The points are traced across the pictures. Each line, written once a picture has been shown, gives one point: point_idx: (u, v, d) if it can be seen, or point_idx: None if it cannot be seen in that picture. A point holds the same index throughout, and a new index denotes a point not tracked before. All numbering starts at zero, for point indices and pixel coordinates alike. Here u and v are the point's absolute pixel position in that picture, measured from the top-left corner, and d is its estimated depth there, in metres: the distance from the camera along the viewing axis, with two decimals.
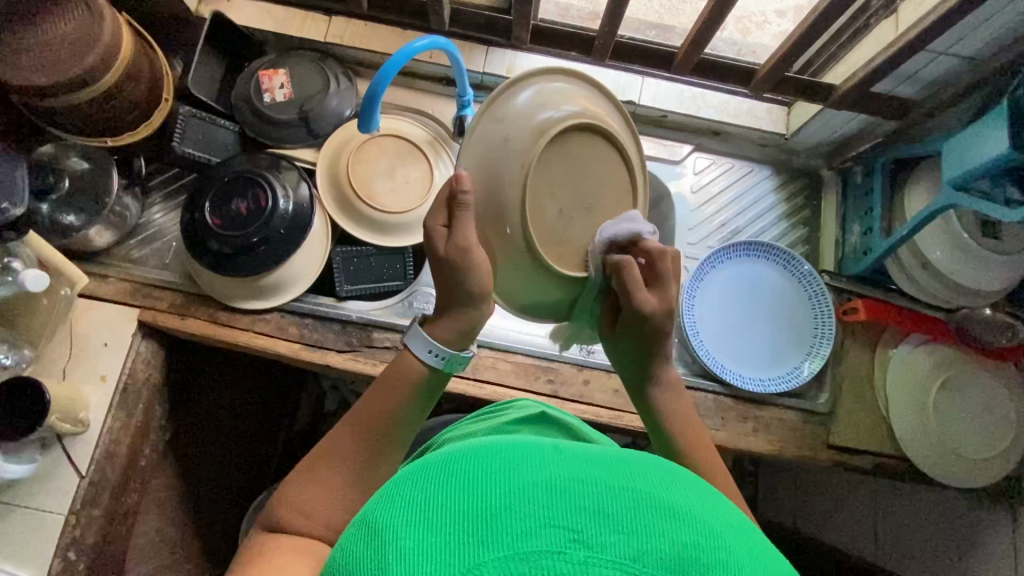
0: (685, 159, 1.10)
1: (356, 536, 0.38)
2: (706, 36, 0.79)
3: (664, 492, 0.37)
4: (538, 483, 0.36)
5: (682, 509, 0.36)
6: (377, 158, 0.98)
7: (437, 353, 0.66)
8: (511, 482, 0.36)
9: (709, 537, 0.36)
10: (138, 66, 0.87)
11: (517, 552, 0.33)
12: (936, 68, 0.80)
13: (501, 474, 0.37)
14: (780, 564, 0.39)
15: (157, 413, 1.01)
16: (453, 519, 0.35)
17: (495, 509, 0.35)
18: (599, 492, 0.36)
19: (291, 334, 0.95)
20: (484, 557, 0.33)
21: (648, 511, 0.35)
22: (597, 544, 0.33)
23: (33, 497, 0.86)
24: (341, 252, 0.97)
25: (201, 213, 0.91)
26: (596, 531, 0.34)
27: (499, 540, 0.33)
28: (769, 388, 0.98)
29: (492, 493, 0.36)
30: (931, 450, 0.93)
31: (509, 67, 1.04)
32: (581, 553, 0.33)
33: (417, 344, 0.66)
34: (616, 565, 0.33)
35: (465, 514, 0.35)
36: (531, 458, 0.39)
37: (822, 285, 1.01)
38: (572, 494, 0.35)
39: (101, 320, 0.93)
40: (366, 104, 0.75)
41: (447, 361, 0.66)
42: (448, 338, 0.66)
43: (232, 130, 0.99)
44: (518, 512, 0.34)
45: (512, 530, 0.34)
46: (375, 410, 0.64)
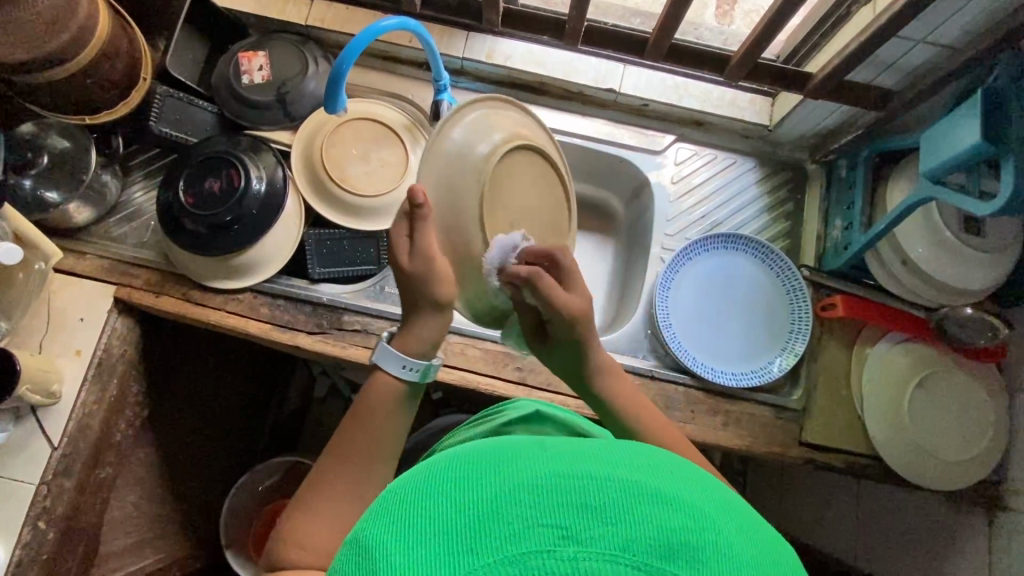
0: (667, 149, 1.08)
1: (347, 555, 0.38)
2: (676, 21, 0.77)
3: (657, 479, 0.37)
4: (525, 483, 0.36)
5: (674, 494, 0.36)
6: (349, 141, 0.97)
7: (411, 367, 0.65)
8: (496, 485, 0.36)
9: (704, 522, 0.35)
10: (114, 44, 0.88)
11: (504, 558, 0.33)
12: (914, 56, 0.78)
13: (486, 479, 0.37)
14: (775, 542, 0.39)
15: (134, 389, 1.02)
16: (441, 530, 0.35)
17: (482, 514, 0.35)
18: (585, 484, 0.36)
19: (263, 314, 0.95)
20: (473, 564, 0.33)
21: (641, 498, 0.35)
22: (587, 538, 0.33)
23: (6, 466, 0.88)
24: (312, 234, 0.97)
25: (175, 192, 0.92)
26: (587, 525, 0.34)
27: (485, 546, 0.33)
28: (743, 382, 0.97)
29: (477, 500, 0.36)
30: (906, 451, 0.91)
31: (489, 53, 1.03)
32: (571, 551, 0.33)
33: (389, 361, 0.65)
34: (608, 558, 0.33)
35: (451, 522, 0.35)
36: (518, 458, 0.39)
37: (800, 280, 0.99)
38: (559, 489, 0.35)
39: (78, 296, 0.94)
40: (330, 83, 0.74)
41: (422, 372, 0.66)
42: (419, 349, 0.66)
43: (211, 112, 0.99)
44: (506, 515, 0.34)
45: (499, 535, 0.34)
46: (356, 430, 0.63)
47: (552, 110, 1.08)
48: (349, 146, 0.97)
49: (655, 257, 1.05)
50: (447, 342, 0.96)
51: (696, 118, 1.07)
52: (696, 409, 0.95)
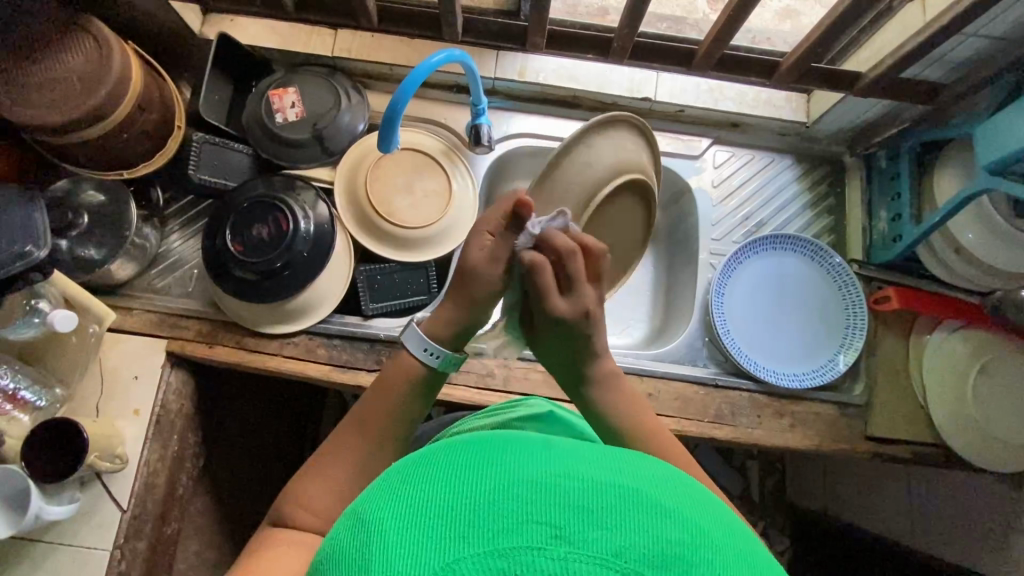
0: (704, 153, 1.08)
1: (344, 533, 0.38)
2: (729, 32, 0.77)
3: (654, 490, 0.38)
4: (520, 480, 0.36)
5: (672, 507, 0.37)
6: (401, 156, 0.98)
7: (432, 352, 0.64)
8: (497, 478, 0.36)
9: (700, 537, 0.36)
10: (147, 97, 0.86)
11: (495, 548, 0.33)
12: (964, 50, 0.78)
13: (488, 469, 0.37)
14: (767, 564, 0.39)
15: (192, 441, 1.01)
16: (434, 514, 0.35)
17: (480, 506, 0.35)
18: (583, 488, 0.36)
19: (320, 356, 0.94)
20: (463, 552, 0.33)
21: (638, 507, 0.36)
22: (580, 540, 0.33)
23: (77, 535, 0.86)
24: (364, 271, 0.96)
25: (221, 239, 0.90)
26: (580, 527, 0.34)
27: (478, 536, 0.34)
28: (806, 382, 0.97)
29: (474, 487, 0.36)
30: (972, 436, 0.92)
31: (521, 70, 1.03)
32: (562, 550, 0.33)
33: (411, 340, 0.64)
34: (599, 562, 0.33)
35: (446, 507, 0.35)
36: (517, 454, 0.39)
37: (852, 275, 1.00)
38: (556, 489, 0.35)
39: (129, 354, 0.92)
40: (386, 124, 0.73)
41: (440, 360, 0.64)
42: (443, 336, 0.64)
43: (246, 154, 0.97)
44: (501, 510, 0.35)
45: (490, 526, 0.34)
46: (375, 404, 0.64)
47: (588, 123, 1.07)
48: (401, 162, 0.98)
49: (704, 263, 1.05)
50: (509, 368, 0.95)
51: (732, 120, 1.07)
52: (762, 413, 0.95)
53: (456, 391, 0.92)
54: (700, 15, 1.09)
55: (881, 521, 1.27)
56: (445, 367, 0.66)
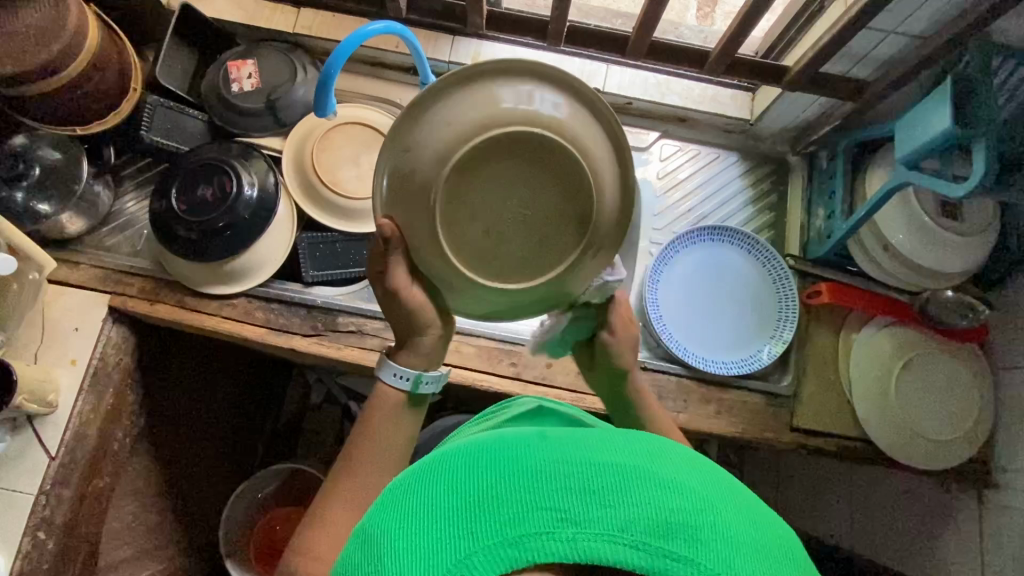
0: (651, 146, 1.10)
1: (359, 544, 0.44)
2: (655, 18, 0.80)
3: (651, 463, 0.43)
4: (523, 474, 0.42)
5: (666, 476, 0.42)
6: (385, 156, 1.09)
7: (402, 375, 0.64)
8: (499, 474, 0.43)
9: (699, 503, 0.41)
10: (104, 56, 0.89)
11: (506, 539, 0.39)
12: (885, 48, 0.81)
13: (493, 467, 0.44)
14: (765, 513, 0.45)
15: (131, 398, 1.03)
16: (445, 521, 0.41)
17: (487, 503, 0.41)
18: (583, 473, 0.42)
19: (257, 318, 0.96)
20: (477, 547, 0.39)
21: (635, 483, 0.41)
22: (584, 519, 0.39)
23: (2, 477, 0.88)
24: (306, 239, 0.98)
25: (168, 200, 0.93)
26: (582, 508, 0.40)
27: (490, 529, 0.40)
28: (734, 370, 0.98)
29: (482, 489, 0.42)
30: (893, 432, 0.93)
31: (475, 55, 1.05)
32: (570, 531, 0.39)
33: (383, 368, 0.65)
34: (604, 535, 0.39)
35: (455, 511, 0.41)
36: (517, 450, 0.45)
37: (786, 268, 1.01)
38: (554, 477, 0.42)
39: (71, 306, 0.95)
40: (320, 86, 0.76)
41: (414, 382, 0.65)
42: (412, 360, 0.65)
43: (200, 119, 1.01)
44: (506, 504, 0.41)
45: (502, 519, 0.40)
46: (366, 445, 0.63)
47: None
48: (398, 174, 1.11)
49: (644, 251, 1.07)
50: None
51: (680, 115, 1.10)
52: (689, 398, 0.97)
53: None
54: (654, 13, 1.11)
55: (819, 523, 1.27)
56: (418, 388, 0.66)
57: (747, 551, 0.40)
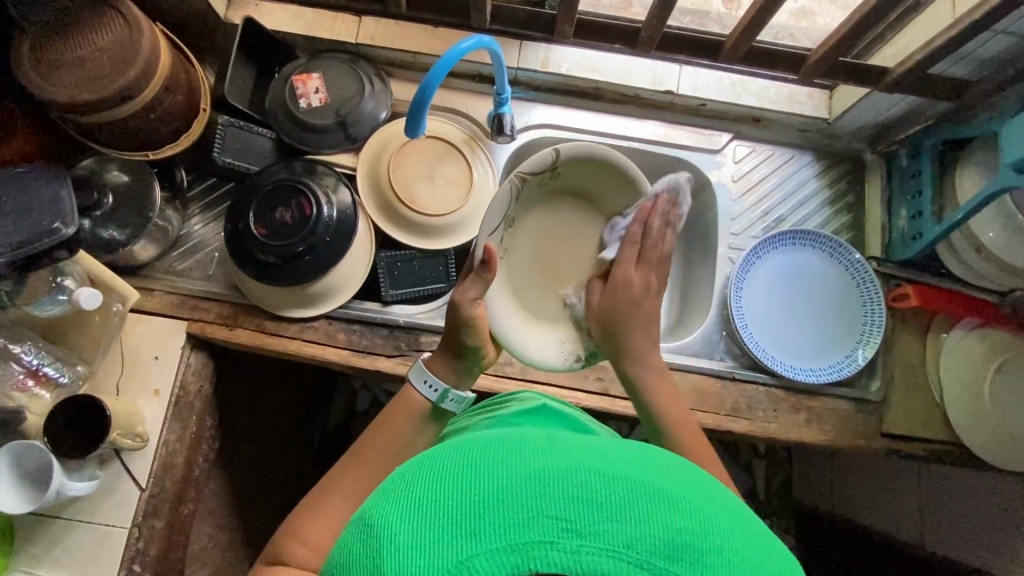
0: (725, 148, 1.08)
1: (358, 530, 0.43)
2: (760, 22, 0.78)
3: (663, 478, 0.41)
4: (528, 473, 0.40)
5: (679, 496, 0.40)
6: (556, 221, 0.88)
7: (431, 384, 0.75)
8: (501, 473, 0.40)
9: (711, 525, 0.39)
10: (174, 78, 0.86)
11: (506, 544, 0.37)
12: (994, 47, 0.79)
13: (492, 463, 0.41)
14: (772, 539, 0.43)
15: (209, 424, 1.01)
16: (442, 515, 0.39)
17: (487, 503, 0.39)
18: (590, 482, 0.39)
19: (339, 341, 0.94)
20: (475, 551, 0.38)
21: (645, 499, 0.39)
22: (589, 533, 0.37)
23: (95, 512, 0.87)
24: (385, 256, 0.96)
25: (244, 222, 0.90)
26: (589, 520, 0.38)
27: (490, 533, 0.38)
28: (824, 377, 0.97)
29: (481, 488, 0.40)
30: (986, 434, 0.93)
31: (545, 61, 1.03)
32: (573, 543, 0.37)
33: (416, 375, 0.76)
34: (608, 551, 0.37)
35: (454, 507, 0.39)
36: (521, 449, 0.42)
37: (871, 272, 1.00)
38: (561, 483, 0.39)
39: (150, 334, 0.93)
40: (414, 108, 0.74)
41: (440, 393, 0.74)
42: (443, 373, 0.76)
43: (268, 138, 0.98)
44: (508, 505, 0.39)
45: (502, 523, 0.38)
46: (374, 438, 0.72)
47: (609, 115, 1.07)
48: (583, 251, 0.89)
49: (722, 257, 1.05)
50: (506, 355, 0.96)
51: (754, 115, 1.07)
52: (778, 407, 0.95)
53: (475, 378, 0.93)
54: (724, 10, 1.08)
55: (888, 519, 1.26)
56: (442, 401, 0.75)
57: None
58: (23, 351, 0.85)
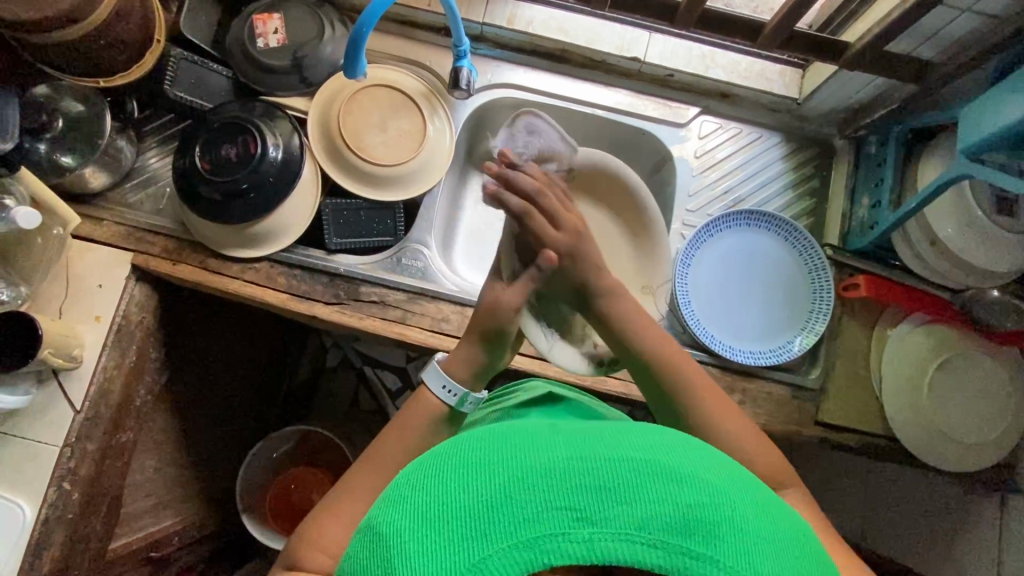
0: (691, 122, 1.05)
1: (371, 540, 0.46)
2: None
3: (665, 458, 0.45)
4: (536, 469, 0.43)
5: (679, 474, 0.44)
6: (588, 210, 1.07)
7: (450, 390, 0.72)
8: (512, 472, 0.44)
9: (713, 495, 0.43)
10: (129, 3, 0.85)
11: (522, 540, 0.41)
12: (958, 28, 0.76)
13: (500, 465, 0.45)
14: (772, 500, 0.48)
15: (153, 356, 1.03)
16: (455, 519, 0.42)
17: (497, 502, 0.42)
18: (596, 473, 0.43)
19: (279, 284, 0.95)
20: (490, 550, 0.41)
21: (649, 482, 0.43)
22: (600, 518, 0.41)
23: (28, 429, 0.89)
24: (330, 204, 0.97)
25: (191, 158, 0.90)
26: (599, 508, 0.41)
27: (505, 531, 0.41)
28: (761, 361, 0.95)
29: (490, 489, 0.43)
30: (920, 431, 0.91)
31: (511, 18, 1.01)
32: (586, 531, 0.41)
33: (432, 378, 0.72)
34: (620, 534, 0.40)
35: (468, 511, 0.42)
36: (527, 447, 0.46)
37: (824, 259, 0.98)
38: (572, 477, 0.43)
39: (95, 262, 0.94)
40: (350, 46, 0.72)
41: (458, 398, 0.72)
42: (461, 376, 0.73)
43: (225, 76, 0.98)
44: (516, 501, 0.42)
45: (515, 519, 0.41)
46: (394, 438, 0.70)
47: (574, 79, 1.05)
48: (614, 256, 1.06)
49: (675, 233, 1.03)
50: (440, 309, 0.95)
51: (722, 90, 1.04)
52: None
53: (408, 331, 0.93)
54: None
55: None
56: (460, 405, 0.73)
57: (762, 542, 0.42)
58: None
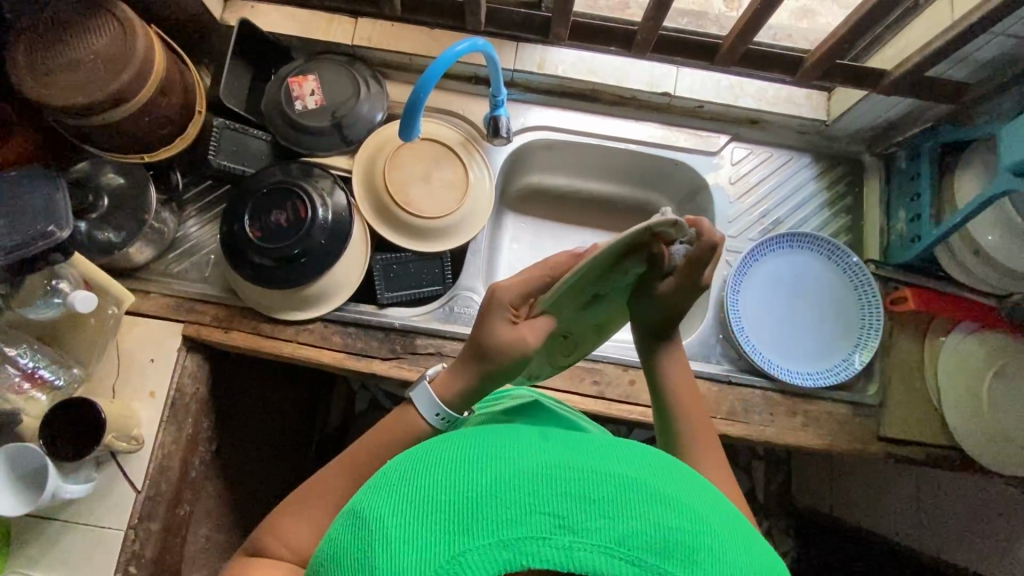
0: (722, 150, 1.07)
1: (345, 526, 0.42)
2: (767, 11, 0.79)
3: (657, 479, 0.41)
4: (523, 471, 0.39)
5: (669, 496, 0.40)
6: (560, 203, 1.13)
7: (442, 416, 0.66)
8: (499, 469, 0.40)
9: (700, 523, 0.39)
10: (170, 81, 0.86)
11: (501, 539, 0.37)
12: (992, 50, 0.79)
13: (488, 461, 0.40)
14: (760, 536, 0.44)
15: (206, 426, 1.01)
16: (434, 510, 0.39)
17: (479, 500, 0.38)
18: (584, 480, 0.39)
19: (334, 343, 0.94)
20: (468, 546, 0.37)
21: (639, 499, 0.39)
22: (582, 529, 0.37)
23: (91, 514, 0.87)
24: (380, 259, 0.97)
25: (240, 225, 0.90)
26: (582, 518, 0.37)
27: (483, 529, 0.37)
28: (819, 381, 0.96)
29: (474, 485, 0.39)
30: (986, 439, 0.92)
31: (541, 62, 1.02)
32: (566, 539, 0.37)
33: (423, 402, 0.65)
34: (600, 548, 0.37)
35: (449, 502, 0.39)
36: (516, 445, 0.42)
37: (868, 275, 0.99)
38: (560, 483, 0.39)
39: (146, 337, 0.93)
40: (408, 111, 0.74)
41: (448, 422, 0.66)
42: (453, 400, 0.65)
43: (264, 140, 0.98)
44: (501, 501, 0.38)
45: (497, 518, 0.37)
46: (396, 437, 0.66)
47: (605, 117, 1.07)
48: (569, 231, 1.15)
49: (720, 260, 1.04)
50: None
51: (751, 117, 1.06)
52: (775, 411, 0.95)
53: None
54: (723, 11, 1.05)
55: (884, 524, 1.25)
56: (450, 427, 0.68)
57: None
58: (18, 354, 0.83)
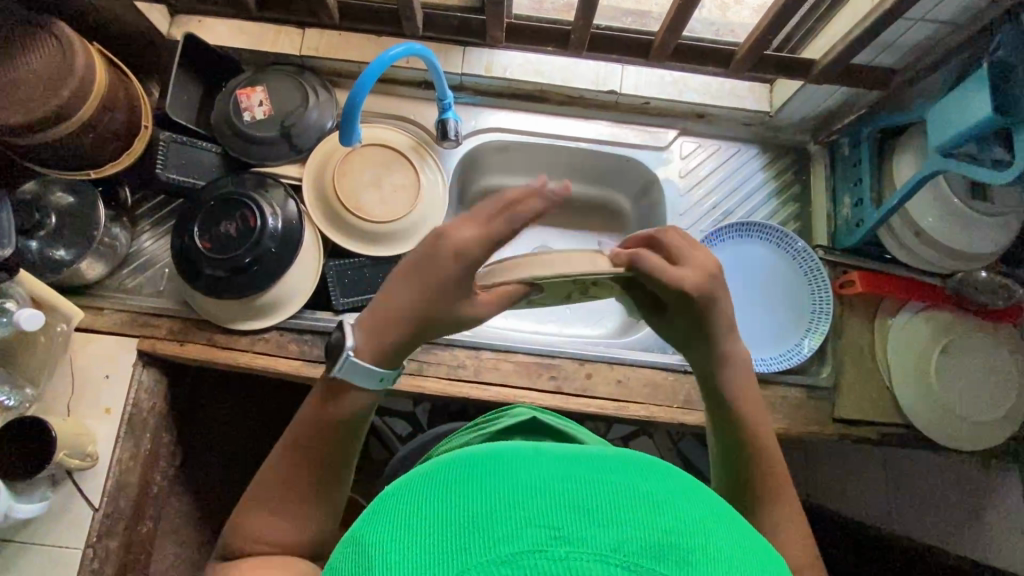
0: (671, 144, 1.09)
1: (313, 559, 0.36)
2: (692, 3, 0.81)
3: (664, 489, 0.35)
4: (515, 484, 0.34)
5: (678, 507, 0.34)
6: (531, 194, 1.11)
7: (383, 378, 0.59)
8: (488, 484, 0.34)
9: (713, 535, 0.33)
10: (114, 95, 0.87)
11: (494, 557, 0.31)
12: (914, 34, 0.81)
13: (477, 474, 0.35)
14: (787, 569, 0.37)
15: (166, 441, 1.01)
16: (418, 531, 0.33)
17: (468, 517, 0.33)
18: (582, 489, 0.34)
19: (291, 351, 0.94)
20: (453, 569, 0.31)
21: (641, 507, 0.33)
22: (579, 539, 0.31)
23: (47, 535, 0.86)
24: (333, 265, 0.96)
25: (190, 237, 0.90)
26: (579, 527, 0.31)
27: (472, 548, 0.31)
28: (773, 366, 0.98)
29: (462, 504, 0.34)
30: (933, 415, 0.94)
31: (488, 66, 1.04)
32: (562, 551, 0.30)
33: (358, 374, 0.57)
34: (600, 560, 0.30)
35: (434, 521, 0.33)
36: (508, 460, 0.37)
37: (817, 260, 1.01)
38: (554, 492, 0.33)
39: (100, 353, 0.93)
40: (346, 114, 0.75)
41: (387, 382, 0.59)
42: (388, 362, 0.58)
43: (215, 152, 0.98)
44: (491, 515, 0.32)
45: (485, 534, 0.32)
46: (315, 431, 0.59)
47: (553, 117, 1.08)
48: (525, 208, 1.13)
49: None
50: (454, 354, 0.96)
51: (697, 111, 1.08)
52: None
53: (427, 383, 0.93)
54: (664, 7, 1.07)
55: None
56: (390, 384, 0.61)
57: None
58: None
